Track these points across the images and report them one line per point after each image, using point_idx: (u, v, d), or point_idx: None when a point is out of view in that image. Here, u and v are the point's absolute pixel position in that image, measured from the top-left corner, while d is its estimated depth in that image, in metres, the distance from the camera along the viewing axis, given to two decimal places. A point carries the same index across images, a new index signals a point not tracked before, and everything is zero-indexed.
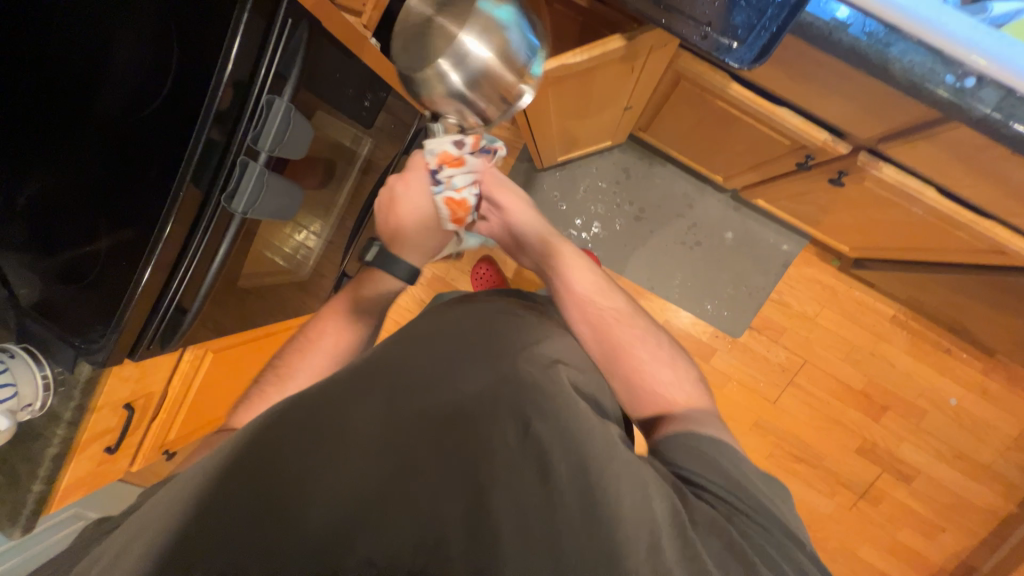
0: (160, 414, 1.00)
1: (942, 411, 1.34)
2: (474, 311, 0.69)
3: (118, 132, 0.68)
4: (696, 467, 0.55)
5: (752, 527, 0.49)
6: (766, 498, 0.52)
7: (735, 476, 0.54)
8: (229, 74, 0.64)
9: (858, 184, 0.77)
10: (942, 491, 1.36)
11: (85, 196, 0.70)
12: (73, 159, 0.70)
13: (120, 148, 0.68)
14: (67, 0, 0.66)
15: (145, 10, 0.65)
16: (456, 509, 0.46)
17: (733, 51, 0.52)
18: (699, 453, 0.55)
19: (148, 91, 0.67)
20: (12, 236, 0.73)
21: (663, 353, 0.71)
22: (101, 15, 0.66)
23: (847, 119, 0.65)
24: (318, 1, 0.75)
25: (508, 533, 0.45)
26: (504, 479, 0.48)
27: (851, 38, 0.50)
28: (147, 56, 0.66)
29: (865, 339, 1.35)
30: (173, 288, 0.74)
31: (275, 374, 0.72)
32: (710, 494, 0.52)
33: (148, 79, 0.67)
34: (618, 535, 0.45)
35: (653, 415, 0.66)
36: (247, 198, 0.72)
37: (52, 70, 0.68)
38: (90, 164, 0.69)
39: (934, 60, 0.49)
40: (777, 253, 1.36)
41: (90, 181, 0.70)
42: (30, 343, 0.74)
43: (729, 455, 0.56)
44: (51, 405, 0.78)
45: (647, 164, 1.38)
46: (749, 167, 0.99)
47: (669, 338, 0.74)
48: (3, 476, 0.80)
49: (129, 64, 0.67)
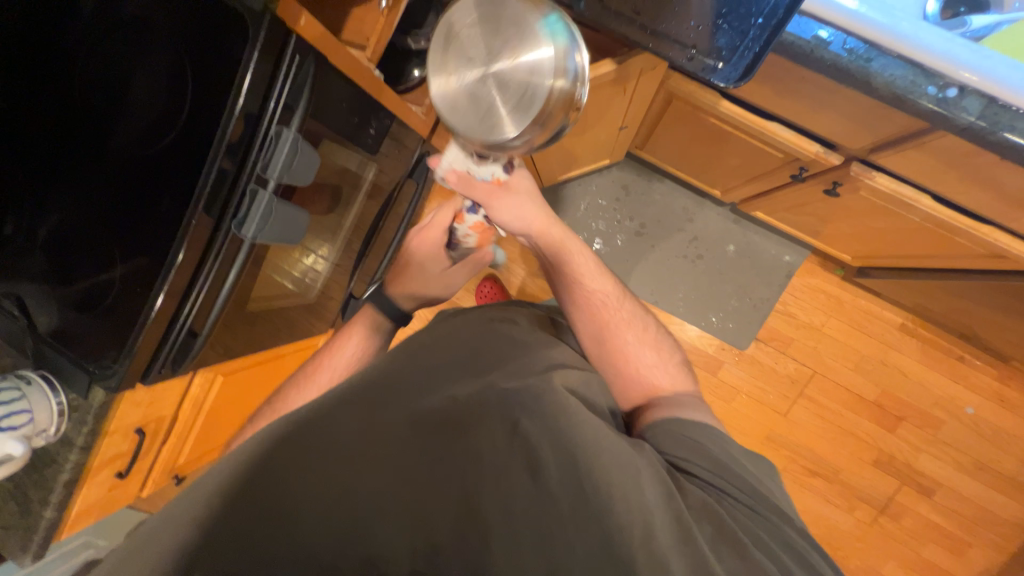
0: (170, 438, 1.01)
1: (959, 421, 1.31)
2: (470, 319, 0.72)
3: (135, 165, 0.72)
4: (686, 453, 0.59)
5: (741, 511, 0.52)
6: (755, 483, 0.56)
7: (725, 461, 0.58)
8: (240, 108, 0.67)
9: (854, 194, 0.78)
10: (966, 504, 1.31)
11: (103, 226, 0.73)
12: (93, 191, 0.73)
13: (136, 180, 0.72)
14: (91, 45, 0.70)
15: (162, 52, 0.69)
16: (458, 520, 0.46)
17: (718, 70, 0.56)
18: (682, 440, 0.60)
19: (164, 125, 0.70)
20: (33, 265, 0.76)
21: (662, 360, 0.75)
22: (121, 57, 0.70)
23: (837, 132, 0.66)
24: (325, 37, 0.79)
25: (512, 541, 0.45)
26: (507, 491, 0.47)
27: (832, 54, 0.51)
28: (163, 93, 0.70)
29: (875, 348, 1.33)
30: (185, 313, 0.76)
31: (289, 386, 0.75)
32: (708, 484, 0.55)
33: (164, 115, 0.70)
34: (622, 540, 0.45)
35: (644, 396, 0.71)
36: (256, 225, 0.74)
37: (76, 108, 0.72)
38: (108, 196, 0.73)
39: (914, 73, 0.51)
40: (780, 264, 1.36)
41: (108, 212, 0.73)
42: (47, 370, 0.76)
43: (716, 441, 0.61)
44: (65, 430, 0.79)
45: (646, 180, 1.40)
46: (746, 181, 1.01)
47: (665, 345, 0.78)
48: (16, 503, 0.81)
49: (146, 101, 0.70)
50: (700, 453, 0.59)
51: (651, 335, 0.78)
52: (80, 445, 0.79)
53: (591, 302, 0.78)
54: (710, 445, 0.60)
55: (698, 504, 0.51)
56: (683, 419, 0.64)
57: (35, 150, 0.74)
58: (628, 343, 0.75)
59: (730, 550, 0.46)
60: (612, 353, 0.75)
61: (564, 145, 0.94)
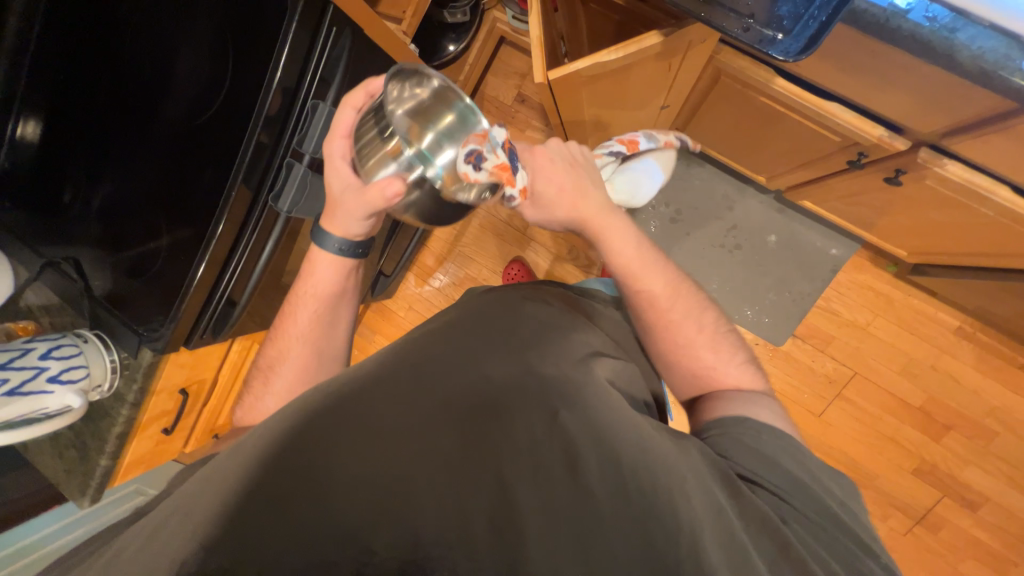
0: (211, 399, 1.07)
1: (1015, 434, 1.21)
2: (506, 297, 0.69)
3: (179, 136, 0.74)
4: (747, 459, 0.52)
5: (803, 525, 0.47)
6: (824, 496, 0.50)
7: (792, 473, 0.51)
8: (278, 81, 0.68)
9: (918, 183, 0.72)
10: (1014, 522, 1.23)
11: (150, 195, 0.76)
12: (141, 162, 0.76)
13: (181, 151, 0.74)
14: (139, 18, 0.72)
15: (205, 23, 0.70)
16: (487, 502, 0.45)
17: (777, 43, 0.50)
18: (743, 440, 0.54)
19: (207, 97, 0.72)
20: (88, 231, 0.80)
21: (728, 360, 0.65)
22: (168, 30, 0.72)
23: (905, 113, 0.60)
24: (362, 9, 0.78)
25: (538, 528, 0.44)
26: (535, 475, 0.46)
27: (912, 24, 0.46)
28: (205, 66, 0.71)
29: (925, 352, 1.24)
30: (225, 282, 0.79)
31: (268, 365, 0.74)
32: (766, 492, 0.50)
33: (207, 87, 0.72)
34: (655, 536, 0.44)
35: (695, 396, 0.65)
36: (291, 198, 0.75)
37: (125, 80, 0.75)
38: (155, 167, 0.76)
39: (1008, 44, 0.44)
40: (826, 257, 1.28)
41: (155, 182, 0.76)
42: (101, 330, 0.82)
43: (787, 450, 0.53)
44: (117, 386, 0.84)
45: (685, 164, 1.34)
46: (795, 167, 0.94)
47: (729, 333, 0.67)
48: (76, 450, 0.88)
49: (189, 73, 0.72)
50: (761, 459, 0.52)
51: (713, 329, 0.67)
52: (130, 402, 0.85)
53: (642, 301, 0.67)
54: (773, 447, 0.53)
55: (755, 519, 0.45)
56: (749, 418, 0.56)
57: (90, 121, 0.77)
58: (684, 345, 0.65)
59: (790, 569, 0.42)
60: (669, 359, 0.66)
61: (601, 124, 0.90)
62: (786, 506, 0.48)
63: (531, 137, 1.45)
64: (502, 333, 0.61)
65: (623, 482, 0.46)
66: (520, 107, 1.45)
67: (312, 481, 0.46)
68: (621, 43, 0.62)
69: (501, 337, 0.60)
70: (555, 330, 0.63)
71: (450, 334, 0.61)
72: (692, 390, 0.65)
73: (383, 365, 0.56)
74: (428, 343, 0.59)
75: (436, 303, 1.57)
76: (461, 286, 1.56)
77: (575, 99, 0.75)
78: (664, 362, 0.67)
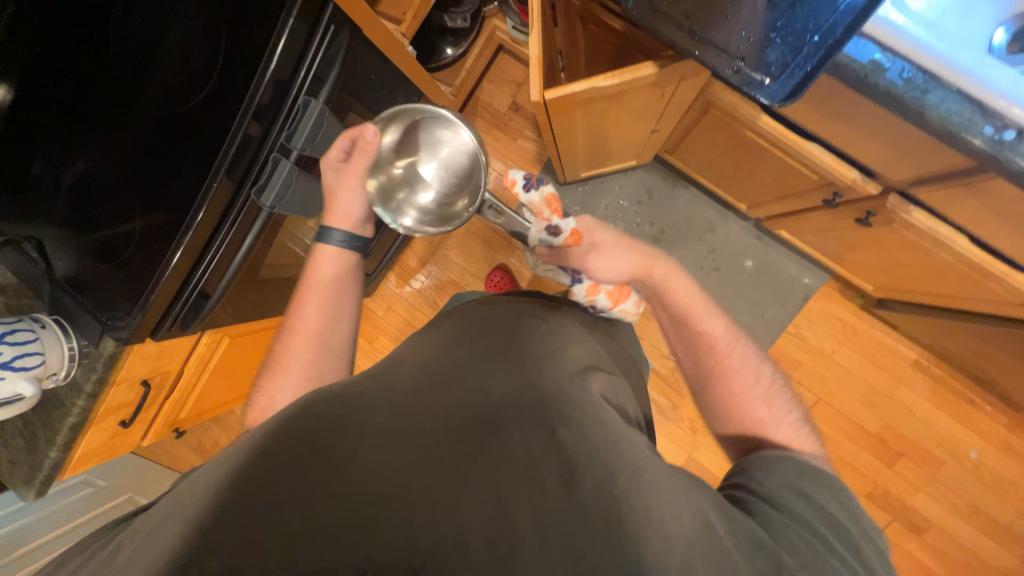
0: (175, 392, 1.03)
1: (961, 465, 1.28)
2: (512, 305, 0.73)
3: (160, 121, 0.71)
4: (784, 494, 0.53)
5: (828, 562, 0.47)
6: (860, 546, 0.49)
7: (832, 516, 0.51)
8: (270, 75, 0.67)
9: (887, 225, 0.76)
10: (957, 549, 1.30)
11: (124, 179, 0.73)
12: (120, 143, 0.73)
13: (165, 136, 0.72)
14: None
15: (196, 9, 0.68)
16: (482, 511, 0.45)
17: (764, 86, 0.54)
18: (785, 475, 0.54)
19: (193, 84, 0.70)
20: (55, 211, 0.77)
21: (782, 416, 0.65)
22: (159, 10, 0.69)
23: (878, 160, 0.64)
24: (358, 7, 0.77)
25: (529, 536, 0.44)
26: (527, 485, 0.47)
27: (887, 82, 0.49)
28: (193, 52, 0.69)
29: (883, 382, 1.31)
30: (198, 274, 0.77)
31: (273, 363, 0.75)
32: (801, 528, 0.49)
33: (193, 73, 0.70)
34: (642, 549, 0.44)
35: (747, 437, 0.64)
36: (275, 194, 0.74)
37: (110, 57, 0.72)
38: (135, 148, 0.73)
39: (973, 110, 0.47)
40: (797, 285, 1.33)
41: (135, 165, 0.73)
42: (62, 315, 0.77)
43: (831, 493, 0.53)
44: (74, 375, 0.80)
45: (671, 186, 1.37)
46: (775, 199, 0.98)
47: (783, 394, 0.68)
48: (23, 439, 0.84)
49: (175, 57, 0.69)
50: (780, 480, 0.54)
51: (770, 385, 0.68)
52: (88, 392, 0.81)
53: (704, 345, 0.71)
54: (795, 477, 0.54)
55: (750, 542, 0.46)
56: (804, 460, 0.56)
57: (67, 95, 0.74)
58: (741, 393, 0.67)
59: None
60: (722, 402, 0.68)
61: (592, 142, 0.92)
62: (798, 530, 0.49)
63: (523, 147, 1.46)
64: (503, 351, 0.63)
65: (614, 496, 0.47)
66: (514, 116, 1.46)
67: (299, 487, 0.45)
68: (619, 70, 0.64)
69: (503, 356, 0.62)
70: (547, 342, 0.66)
71: (458, 354, 0.63)
72: (743, 439, 0.65)
73: (381, 381, 0.57)
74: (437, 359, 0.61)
75: (418, 305, 1.56)
76: (444, 290, 1.55)
77: (568, 118, 0.76)
78: (717, 404, 0.68)
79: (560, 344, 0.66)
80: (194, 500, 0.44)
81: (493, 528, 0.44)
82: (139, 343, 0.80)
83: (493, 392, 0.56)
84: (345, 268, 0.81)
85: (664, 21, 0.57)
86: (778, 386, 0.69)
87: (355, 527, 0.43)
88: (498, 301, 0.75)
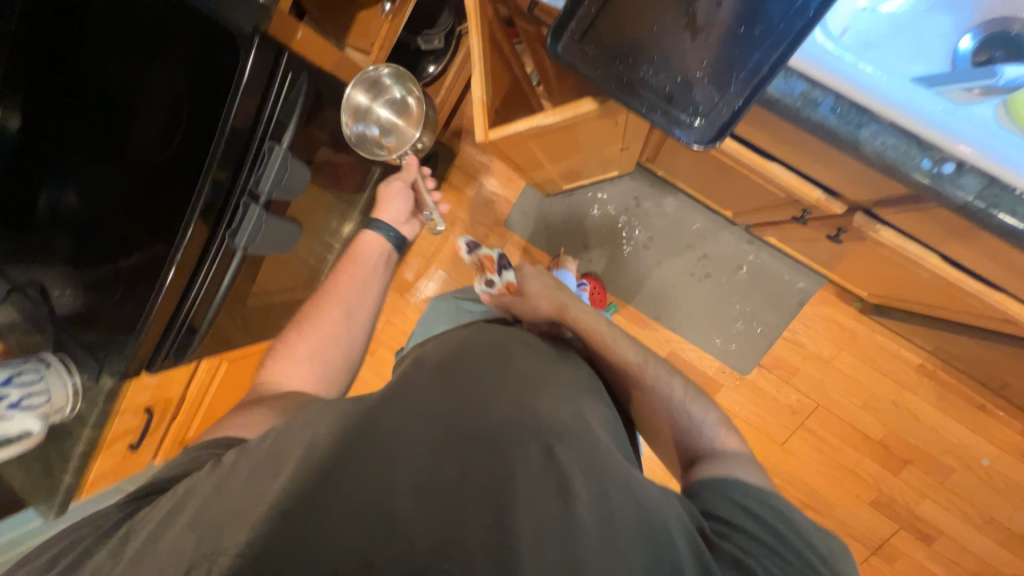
0: (179, 414, 1.10)
1: (971, 471, 1.23)
2: (521, 337, 0.76)
3: (139, 173, 0.77)
4: (730, 511, 0.55)
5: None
6: (814, 555, 0.51)
7: (780, 527, 0.53)
8: (228, 127, 0.70)
9: (858, 242, 0.73)
10: (969, 558, 1.26)
11: (112, 229, 0.79)
12: (108, 195, 0.78)
13: (147, 187, 0.77)
14: (105, 62, 0.75)
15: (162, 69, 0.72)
16: (481, 523, 0.45)
17: (690, 129, 0.49)
18: (724, 494, 0.57)
19: (165, 139, 0.75)
20: (54, 259, 0.83)
21: (702, 422, 0.71)
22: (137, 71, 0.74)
23: (835, 181, 0.61)
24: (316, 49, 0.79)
25: (527, 543, 0.44)
26: (527, 498, 0.47)
27: (819, 116, 0.47)
28: (164, 110, 0.74)
29: (885, 388, 1.26)
30: (184, 312, 0.82)
31: (297, 328, 0.81)
32: (752, 543, 0.52)
33: (166, 129, 0.74)
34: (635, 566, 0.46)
35: (691, 460, 0.68)
36: (247, 236, 0.77)
37: (100, 114, 0.77)
38: (121, 198, 0.78)
39: (909, 143, 0.46)
40: (792, 290, 1.29)
41: (122, 216, 0.78)
42: (64, 355, 0.84)
43: (769, 503, 0.56)
44: (79, 408, 0.87)
45: (658, 193, 1.35)
46: (753, 210, 0.96)
47: (700, 396, 0.74)
48: (42, 465, 0.92)
49: (149, 115, 0.75)
50: (741, 509, 0.55)
51: (685, 395, 0.74)
52: (92, 423, 0.87)
53: (619, 371, 0.77)
54: (735, 496, 0.57)
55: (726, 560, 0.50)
56: (738, 480, 0.59)
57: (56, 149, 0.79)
58: (659, 411, 0.73)
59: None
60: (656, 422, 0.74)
61: (561, 164, 0.92)
62: (757, 549, 0.51)
63: None
64: (499, 372, 0.65)
65: (608, 512, 0.48)
66: None
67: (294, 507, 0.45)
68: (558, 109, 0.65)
69: (501, 378, 0.63)
70: (541, 370, 0.68)
71: (447, 370, 0.63)
72: (686, 459, 0.69)
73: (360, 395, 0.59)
74: (433, 369, 0.63)
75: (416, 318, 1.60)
76: None
77: (522, 146, 0.76)
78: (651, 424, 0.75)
79: (552, 376, 0.68)
80: (189, 517, 0.47)
81: (494, 538, 0.44)
82: (135, 377, 0.86)
83: (495, 414, 0.56)
84: (383, 254, 0.92)
85: (586, 61, 0.52)
86: (693, 390, 0.75)
87: (348, 534, 0.44)
88: (509, 330, 0.78)
